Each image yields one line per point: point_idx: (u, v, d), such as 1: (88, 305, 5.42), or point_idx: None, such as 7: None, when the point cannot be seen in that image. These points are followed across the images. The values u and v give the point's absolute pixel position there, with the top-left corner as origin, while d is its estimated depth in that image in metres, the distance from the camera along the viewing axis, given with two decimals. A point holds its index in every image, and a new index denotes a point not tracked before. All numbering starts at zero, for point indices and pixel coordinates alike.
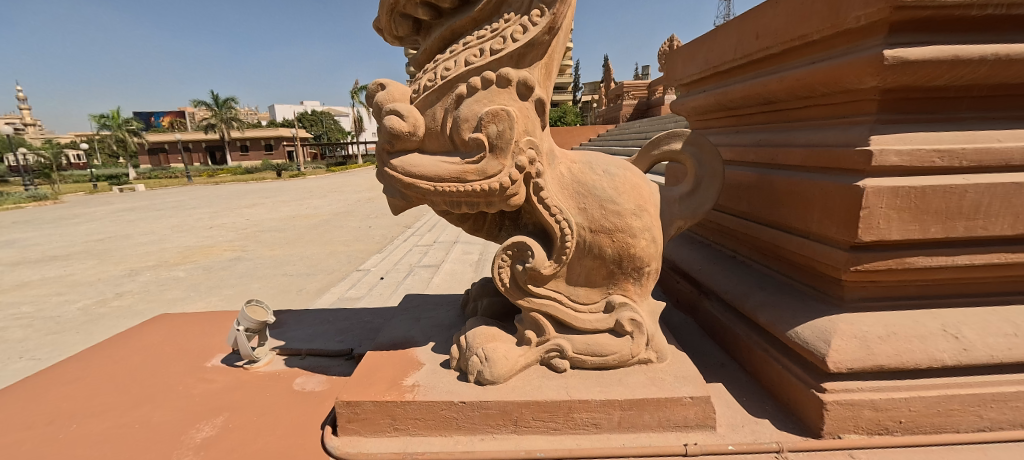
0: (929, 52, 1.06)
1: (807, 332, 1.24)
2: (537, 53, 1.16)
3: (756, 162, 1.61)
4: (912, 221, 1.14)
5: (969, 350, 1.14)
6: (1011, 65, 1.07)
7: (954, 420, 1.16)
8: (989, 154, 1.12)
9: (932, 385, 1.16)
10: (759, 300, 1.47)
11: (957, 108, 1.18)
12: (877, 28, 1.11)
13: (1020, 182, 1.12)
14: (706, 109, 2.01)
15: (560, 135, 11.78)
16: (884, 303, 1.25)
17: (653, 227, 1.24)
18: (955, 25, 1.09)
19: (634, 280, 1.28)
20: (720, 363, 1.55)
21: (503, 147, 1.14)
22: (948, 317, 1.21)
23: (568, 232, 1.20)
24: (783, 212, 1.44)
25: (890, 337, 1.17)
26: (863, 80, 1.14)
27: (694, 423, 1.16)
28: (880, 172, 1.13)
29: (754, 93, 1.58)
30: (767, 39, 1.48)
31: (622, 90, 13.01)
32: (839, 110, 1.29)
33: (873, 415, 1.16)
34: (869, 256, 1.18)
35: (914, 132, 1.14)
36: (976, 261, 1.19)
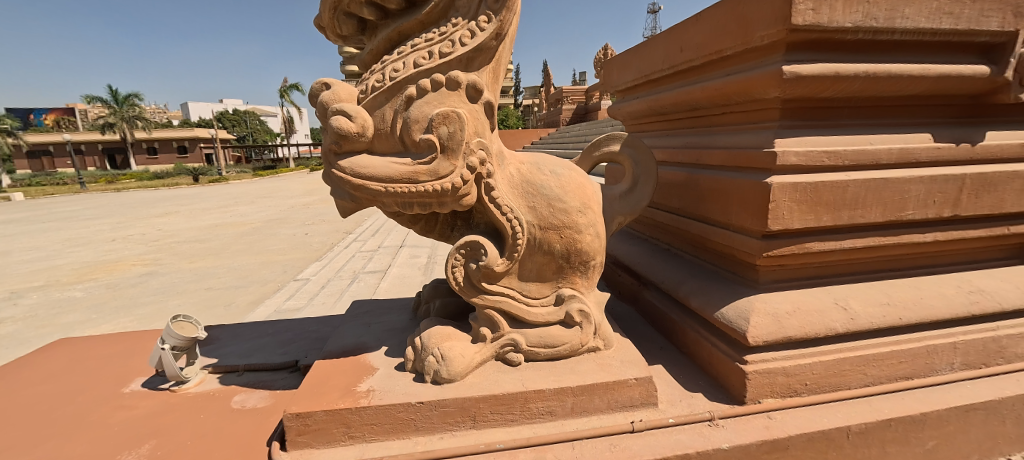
0: (818, 69, 1.24)
1: (731, 311, 1.40)
2: (485, 57, 1.20)
3: (686, 163, 1.78)
4: (810, 213, 1.33)
5: (855, 319, 1.36)
6: (877, 81, 1.29)
7: (846, 380, 1.38)
8: (865, 154, 1.34)
9: (828, 351, 1.36)
10: (691, 287, 1.63)
11: (840, 116, 1.39)
12: (778, 46, 1.28)
13: (888, 178, 1.35)
14: (642, 114, 2.17)
15: (503, 137, 11.90)
16: (791, 284, 1.44)
17: (598, 224, 1.33)
18: (837, 46, 1.29)
19: (581, 274, 1.36)
20: (660, 346, 1.69)
21: (454, 148, 1.16)
22: (840, 293, 1.42)
23: (519, 230, 1.25)
24: (708, 207, 1.60)
25: (795, 313, 1.36)
26: (769, 91, 1.32)
27: (639, 402, 1.27)
28: (783, 170, 1.31)
29: (680, 100, 1.74)
30: (690, 52, 1.64)
31: (562, 94, 13.44)
32: (751, 116, 1.46)
33: (786, 381, 1.34)
34: (777, 243, 1.35)
35: (808, 136, 1.33)
36: (859, 245, 1.41)
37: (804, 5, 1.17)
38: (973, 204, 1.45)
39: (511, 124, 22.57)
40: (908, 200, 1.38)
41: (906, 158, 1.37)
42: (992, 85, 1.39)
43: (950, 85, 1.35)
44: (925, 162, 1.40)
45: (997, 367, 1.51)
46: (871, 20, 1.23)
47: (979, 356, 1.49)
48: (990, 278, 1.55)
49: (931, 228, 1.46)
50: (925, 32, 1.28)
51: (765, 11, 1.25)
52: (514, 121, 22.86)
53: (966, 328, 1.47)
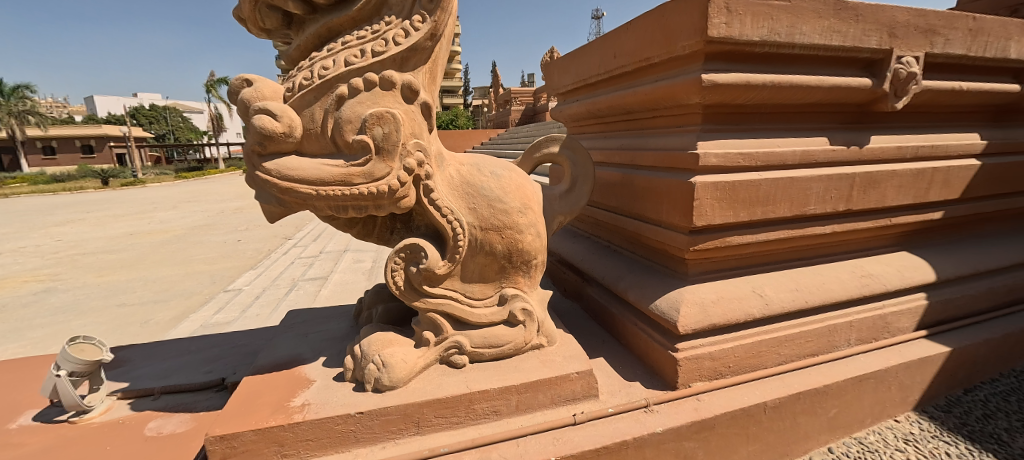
0: (732, 78, 1.35)
1: (664, 303, 1.49)
2: (421, 57, 1.18)
3: (621, 163, 1.87)
4: (730, 210, 1.45)
5: (769, 304, 1.52)
6: (782, 90, 1.43)
7: (762, 360, 1.52)
8: (774, 156, 1.48)
9: (747, 335, 1.50)
10: (630, 282, 1.72)
11: (753, 121, 1.53)
12: (697, 56, 1.38)
13: (793, 177, 1.50)
14: (581, 117, 2.25)
15: (452, 137, 11.78)
16: (715, 275, 1.57)
17: (538, 224, 1.36)
18: (748, 58, 1.42)
19: (523, 273, 1.38)
20: (601, 339, 1.76)
21: (390, 150, 1.14)
22: (757, 281, 1.57)
23: (460, 231, 1.25)
24: (642, 205, 1.69)
25: (719, 301, 1.48)
26: (691, 97, 1.42)
27: (581, 394, 1.31)
28: (705, 170, 1.41)
29: (615, 103, 1.83)
30: (622, 59, 1.72)
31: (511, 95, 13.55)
32: (677, 121, 1.57)
33: (713, 364, 1.45)
34: (702, 238, 1.46)
35: (727, 139, 1.45)
36: (771, 237, 1.56)
37: (718, 18, 1.27)
38: (862, 199, 1.65)
39: (458, 125, 22.39)
40: (810, 196, 1.55)
41: (808, 159, 1.54)
42: (875, 95, 1.59)
43: (841, 94, 1.53)
44: (824, 162, 1.57)
45: (885, 341, 1.74)
46: (775, 35, 1.37)
47: (870, 332, 1.71)
48: (877, 263, 1.78)
49: (829, 221, 1.64)
50: (820, 47, 1.44)
51: (686, 23, 1.34)
52: (462, 121, 22.69)
53: (860, 308, 1.68)
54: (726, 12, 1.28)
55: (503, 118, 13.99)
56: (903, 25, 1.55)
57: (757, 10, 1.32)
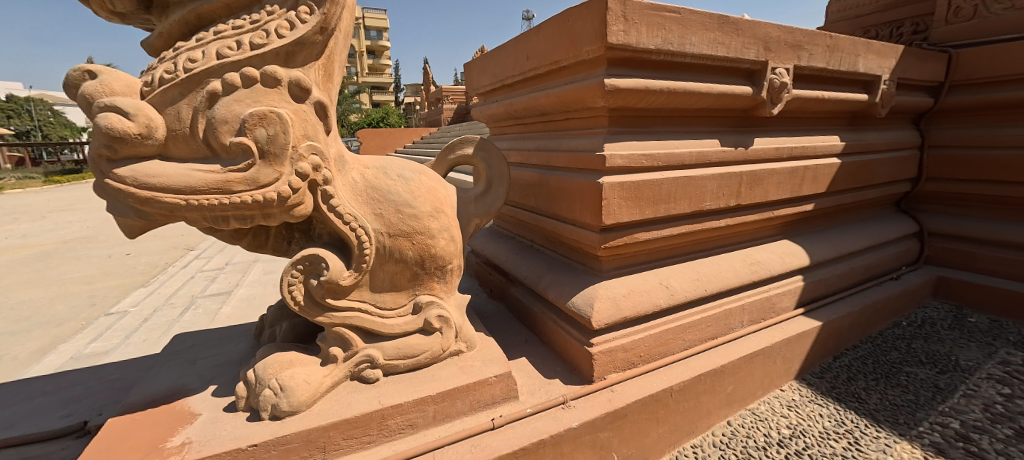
0: (632, 83, 1.43)
1: (580, 299, 1.55)
2: (310, 52, 1.09)
3: (538, 164, 1.89)
4: (636, 208, 1.53)
5: (673, 294, 1.64)
6: (677, 96, 1.55)
7: (669, 347, 1.64)
8: (674, 157, 1.59)
9: (654, 325, 1.60)
10: (549, 281, 1.75)
11: (655, 124, 1.63)
12: (601, 61, 1.44)
13: (690, 176, 1.63)
14: (500, 117, 2.25)
15: (380, 137, 11.27)
16: (626, 270, 1.65)
17: (451, 227, 1.32)
18: (645, 64, 1.51)
19: (439, 279, 1.34)
20: (525, 339, 1.78)
21: (276, 153, 1.04)
22: (663, 274, 1.68)
23: (366, 239, 1.18)
24: (558, 205, 1.73)
25: (629, 294, 1.56)
26: (596, 100, 1.48)
27: (501, 398, 1.31)
28: (612, 171, 1.48)
29: (530, 105, 1.85)
30: (534, 61, 1.75)
31: (442, 93, 13.31)
32: (586, 123, 1.63)
33: (625, 355, 1.53)
34: (611, 235, 1.53)
35: (631, 141, 1.53)
36: (674, 232, 1.67)
37: (616, 26, 1.33)
38: (749, 195, 1.84)
39: (389, 123, 21.49)
40: (705, 193, 1.69)
41: (702, 159, 1.67)
42: (755, 102, 1.78)
43: (728, 100, 1.69)
44: (717, 162, 1.73)
45: (771, 320, 1.96)
46: (668, 44, 1.47)
47: (760, 313, 1.91)
48: (764, 251, 1.99)
49: (723, 216, 1.81)
50: (708, 57, 1.58)
51: (588, 29, 1.40)
52: (392, 119, 21.90)
53: (750, 292, 1.87)
54: (623, 21, 1.35)
55: (434, 116, 13.70)
56: (775, 40, 1.75)
57: (652, 20, 1.41)
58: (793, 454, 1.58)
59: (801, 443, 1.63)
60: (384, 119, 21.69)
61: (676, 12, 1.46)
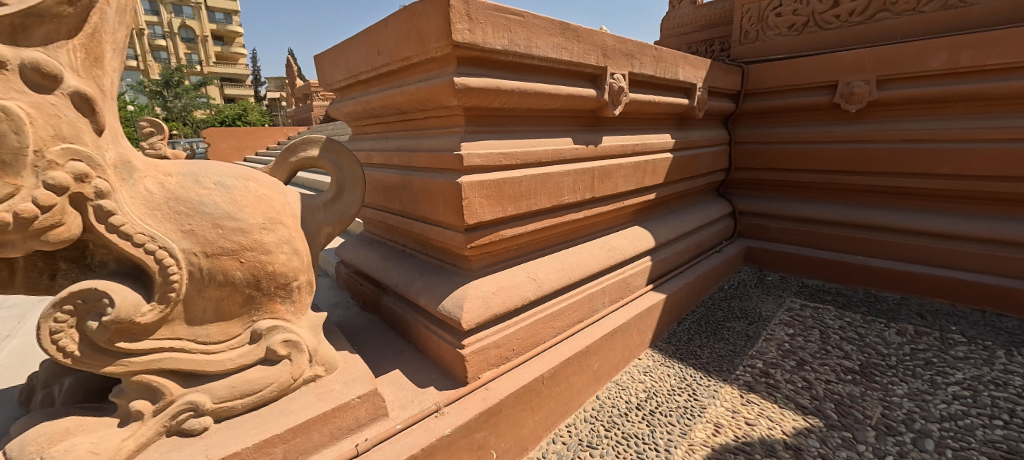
0: (482, 83, 1.45)
1: (450, 302, 1.52)
2: (57, 28, 0.86)
3: (400, 165, 1.80)
4: (497, 206, 1.55)
5: (541, 286, 1.71)
6: (528, 97, 1.62)
7: (540, 337, 1.71)
8: (531, 155, 1.66)
9: (525, 317, 1.65)
10: (420, 286, 1.68)
11: (512, 123, 1.68)
12: (450, 59, 1.43)
13: (548, 173, 1.72)
14: (357, 115, 2.08)
15: (233, 137, 9.44)
16: (496, 267, 1.67)
17: (292, 239, 1.16)
18: (494, 64, 1.54)
19: (283, 299, 1.17)
20: (398, 350, 1.68)
21: (7, 160, 0.83)
22: (531, 267, 1.75)
23: (171, 263, 0.98)
24: (422, 207, 1.67)
25: (498, 291, 1.58)
26: (450, 99, 1.46)
27: (368, 419, 1.21)
28: (471, 170, 1.48)
29: (387, 103, 1.75)
30: (383, 57, 1.65)
31: (308, 90, 11.99)
32: (443, 123, 1.60)
33: (498, 351, 1.55)
34: (476, 234, 1.53)
35: (488, 140, 1.55)
36: (538, 227, 1.75)
37: (461, 25, 1.33)
38: (601, 188, 2.01)
39: (245, 122, 18.66)
40: (563, 188, 1.79)
41: (558, 156, 1.77)
42: (599, 104, 1.95)
43: (576, 102, 1.83)
44: (571, 159, 1.85)
45: (628, 298, 2.18)
46: (514, 46, 1.51)
47: (618, 293, 2.11)
48: (617, 238, 2.21)
49: (580, 208, 1.94)
50: (554, 61, 1.68)
51: (433, 26, 1.37)
52: (248, 118, 19.08)
53: (608, 276, 2.05)
54: (468, 19, 1.35)
55: (302, 115, 12.32)
56: (611, 48, 1.93)
57: (496, 21, 1.44)
58: (648, 415, 1.81)
59: (654, 404, 1.87)
60: (240, 117, 18.81)
61: (520, 15, 1.51)
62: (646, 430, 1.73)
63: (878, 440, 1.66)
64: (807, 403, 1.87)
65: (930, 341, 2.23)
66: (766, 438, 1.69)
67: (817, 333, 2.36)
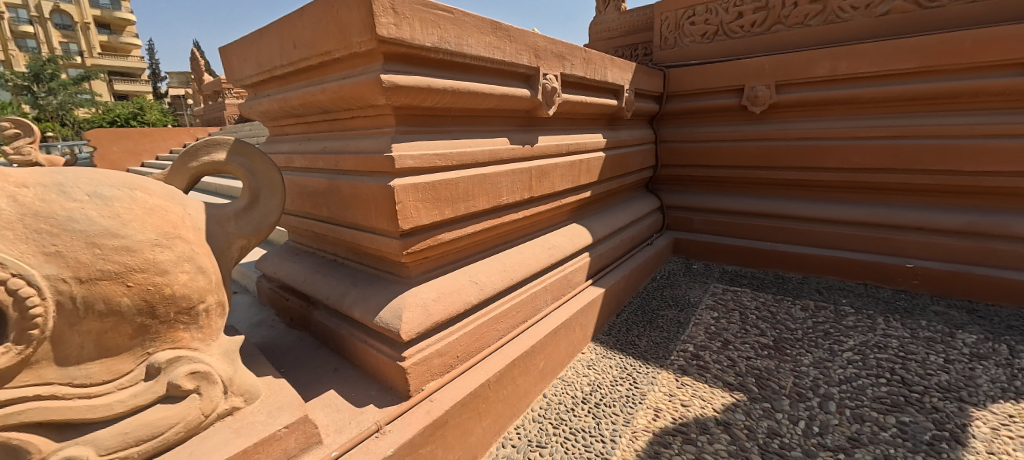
0: (412, 81, 1.38)
1: (387, 313, 1.43)
2: None
3: (325, 168, 1.66)
4: (434, 209, 1.49)
5: (483, 289, 1.67)
6: (461, 96, 1.57)
7: (485, 341, 1.67)
8: (466, 155, 1.61)
9: (468, 322, 1.60)
10: (353, 298, 1.57)
11: (445, 123, 1.63)
12: (376, 55, 1.34)
13: (486, 174, 1.68)
14: (273, 114, 1.90)
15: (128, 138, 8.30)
16: (435, 272, 1.60)
17: (195, 255, 1.05)
18: (424, 62, 1.47)
19: (185, 325, 1.05)
20: (332, 368, 1.55)
21: None
22: (472, 270, 1.70)
23: (32, 295, 0.84)
24: (352, 212, 1.55)
25: (439, 297, 1.52)
26: (377, 97, 1.37)
27: (298, 450, 1.11)
28: (404, 173, 1.40)
29: (307, 101, 1.61)
30: (300, 51, 1.51)
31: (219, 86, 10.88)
32: (372, 122, 1.50)
33: (441, 360, 1.49)
34: (413, 240, 1.45)
35: (420, 140, 1.48)
36: (478, 229, 1.70)
37: (385, 18, 1.25)
38: (539, 187, 2.02)
39: (143, 123, 16.53)
40: (501, 189, 1.77)
41: (494, 157, 1.74)
42: (534, 104, 1.95)
43: (511, 102, 1.81)
44: (508, 159, 1.83)
45: (569, 295, 2.21)
46: (445, 44, 1.46)
47: (560, 290, 2.13)
48: (557, 236, 2.23)
49: (519, 208, 1.93)
50: (486, 59, 1.64)
51: (355, 18, 1.27)
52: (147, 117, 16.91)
53: (549, 274, 2.06)
54: (393, 13, 1.27)
55: (213, 114, 11.14)
56: (542, 49, 1.94)
57: (424, 17, 1.37)
58: (593, 408, 1.85)
59: (598, 396, 1.92)
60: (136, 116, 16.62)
61: (448, 12, 1.46)
62: (592, 423, 1.76)
63: (792, 407, 1.84)
64: (732, 380, 2.01)
65: (828, 314, 2.52)
66: (699, 417, 1.79)
67: (738, 314, 2.57)
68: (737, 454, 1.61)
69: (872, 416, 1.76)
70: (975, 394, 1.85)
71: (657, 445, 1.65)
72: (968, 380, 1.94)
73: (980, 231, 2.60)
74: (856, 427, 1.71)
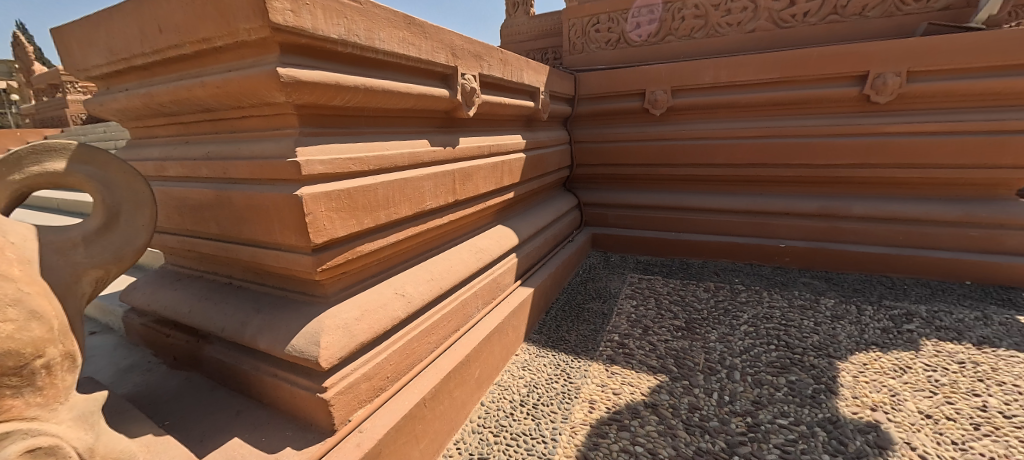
0: (316, 76, 1.22)
1: (301, 340, 1.25)
2: None
3: (211, 177, 1.40)
4: (350, 218, 1.33)
5: (411, 301, 1.55)
6: (374, 94, 1.44)
7: (416, 356, 1.56)
8: (384, 159, 1.48)
9: (397, 338, 1.48)
10: (257, 326, 1.34)
11: (358, 124, 1.48)
12: (269, 44, 1.16)
13: (407, 178, 1.56)
14: (137, 113, 1.56)
15: None
16: (355, 289, 1.45)
17: (25, 298, 0.81)
18: (330, 56, 1.32)
19: (15, 391, 0.80)
20: (235, 411, 1.32)
21: None
22: (398, 282, 1.57)
23: None
24: (250, 227, 1.33)
25: (362, 316, 1.37)
26: (275, 94, 1.19)
27: None
28: (312, 180, 1.23)
29: (181, 97, 1.35)
30: (169, 36, 1.25)
31: (58, 82, 8.96)
32: (269, 123, 1.30)
33: (369, 384, 1.35)
34: (328, 255, 1.29)
35: (329, 143, 1.32)
36: (401, 237, 1.57)
37: (280, 3, 1.08)
38: (463, 190, 1.94)
39: None
40: (424, 194, 1.66)
41: (415, 160, 1.63)
42: (453, 105, 1.87)
43: (429, 101, 1.71)
44: (429, 161, 1.73)
45: (499, 298, 2.17)
46: (354, 36, 1.32)
47: (490, 294, 2.08)
48: (483, 239, 2.17)
49: (444, 213, 1.84)
50: (401, 56, 1.53)
51: (240, 1, 1.09)
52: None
53: (478, 279, 1.99)
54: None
55: (51, 114, 9.14)
56: (459, 48, 1.87)
57: (328, 6, 1.22)
58: (532, 409, 1.83)
59: (535, 396, 1.90)
60: None
61: (356, 1, 1.32)
62: (532, 425, 1.74)
63: (706, 381, 2.00)
64: (655, 363, 2.14)
65: (726, 293, 2.81)
66: (630, 402, 1.86)
67: (653, 300, 2.75)
68: (666, 433, 1.70)
69: (768, 379, 1.99)
70: (839, 350, 2.18)
71: (595, 436, 1.68)
72: (833, 338, 2.28)
73: (831, 214, 3.10)
74: (757, 392, 1.92)
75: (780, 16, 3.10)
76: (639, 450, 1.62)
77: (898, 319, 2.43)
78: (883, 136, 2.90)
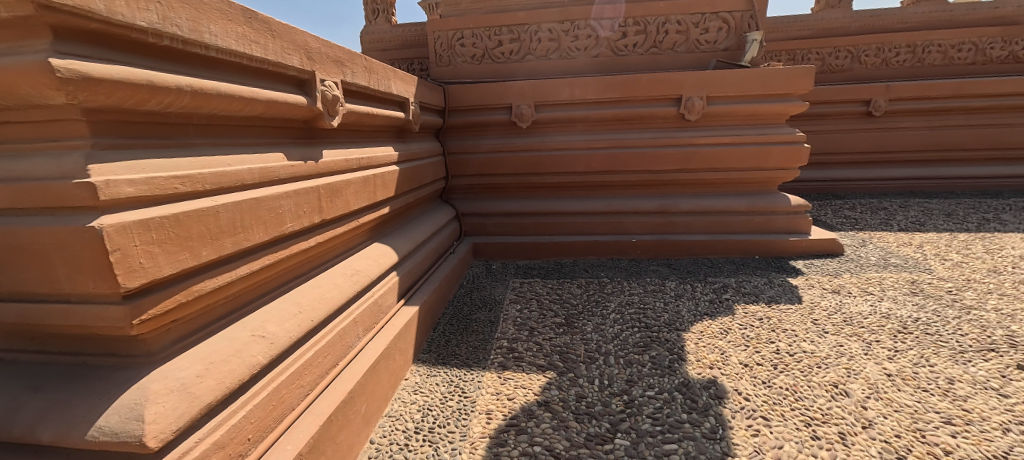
0: (117, 71, 0.95)
1: (113, 419, 0.93)
2: None
3: None
4: (180, 251, 1.06)
5: (274, 343, 1.32)
6: (206, 98, 1.19)
7: (286, 404, 1.33)
8: (225, 176, 1.23)
9: (259, 389, 1.24)
10: (34, 412, 0.96)
11: (186, 133, 1.21)
12: (32, 27, 0.85)
13: (258, 197, 1.31)
14: None
15: None
16: (192, 339, 1.15)
17: None
18: (138, 48, 1.04)
19: None
20: None
21: None
22: (253, 322, 1.31)
23: None
24: (16, 274, 0.96)
25: (207, 371, 1.10)
26: (49, 95, 0.89)
27: None
28: (117, 206, 0.94)
29: None
30: None
31: None
32: (40, 131, 0.96)
33: (222, 454, 1.09)
34: (146, 302, 0.99)
35: (142, 159, 1.03)
36: (254, 268, 1.32)
37: None
38: (330, 208, 1.73)
39: None
40: (282, 215, 1.42)
41: (267, 176, 1.39)
42: (312, 113, 1.66)
43: (282, 108, 1.49)
44: (286, 178, 1.49)
45: (381, 322, 1.99)
46: (172, 26, 1.06)
47: (371, 319, 1.89)
48: (359, 260, 1.97)
49: (308, 235, 1.61)
50: (240, 54, 1.29)
51: None
52: None
53: (357, 305, 1.80)
54: None
55: None
56: (316, 51, 1.67)
57: None
58: (428, 434, 1.72)
59: (430, 420, 1.80)
60: None
61: None
62: (430, 451, 1.64)
63: (587, 369, 2.15)
64: (542, 362, 2.22)
65: (595, 287, 3.09)
66: (524, 404, 1.89)
67: (534, 302, 2.87)
68: (559, 426, 1.77)
69: (635, 358, 2.24)
70: (682, 323, 2.58)
71: (495, 446, 1.66)
72: (677, 314, 2.69)
73: (666, 211, 3.68)
74: (628, 371, 2.13)
75: (616, 46, 3.59)
76: (537, 449, 1.64)
77: (718, 291, 3.00)
78: (697, 147, 3.55)
